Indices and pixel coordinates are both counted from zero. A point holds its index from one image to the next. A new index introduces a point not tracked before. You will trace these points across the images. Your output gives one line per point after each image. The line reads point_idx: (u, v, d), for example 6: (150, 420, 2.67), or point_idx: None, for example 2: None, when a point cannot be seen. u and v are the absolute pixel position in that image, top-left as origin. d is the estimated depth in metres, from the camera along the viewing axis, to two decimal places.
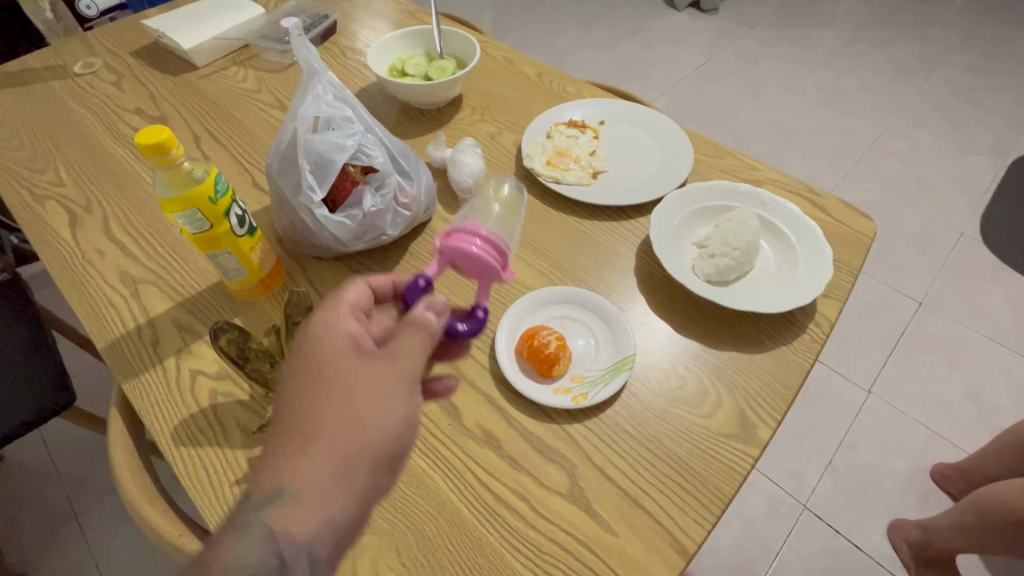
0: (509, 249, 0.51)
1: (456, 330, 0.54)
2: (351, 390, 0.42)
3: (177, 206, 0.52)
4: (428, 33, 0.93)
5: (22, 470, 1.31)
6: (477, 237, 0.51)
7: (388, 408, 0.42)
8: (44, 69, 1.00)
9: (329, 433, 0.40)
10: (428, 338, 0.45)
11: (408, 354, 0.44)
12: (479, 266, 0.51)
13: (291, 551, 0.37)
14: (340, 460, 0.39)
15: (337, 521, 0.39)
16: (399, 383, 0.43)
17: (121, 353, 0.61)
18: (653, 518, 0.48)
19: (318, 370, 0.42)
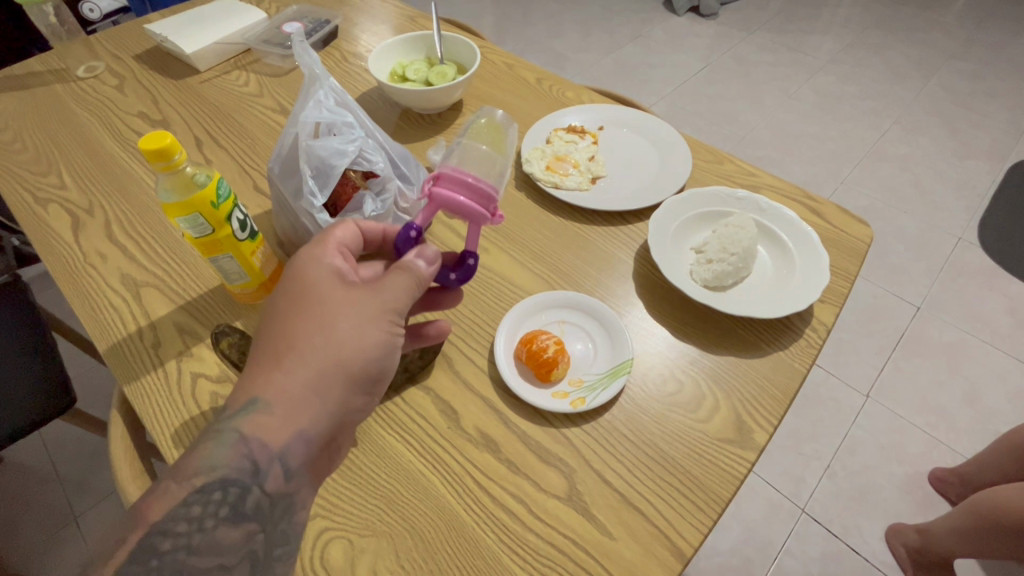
0: (498, 196, 0.49)
1: (447, 279, 0.52)
2: (329, 317, 0.43)
3: (180, 210, 0.52)
4: (429, 39, 0.94)
5: (22, 471, 1.31)
6: (463, 182, 0.49)
7: (364, 337, 0.43)
8: (47, 72, 1.01)
9: (304, 356, 0.42)
10: (414, 279, 0.46)
11: (389, 290, 0.45)
12: (467, 215, 0.49)
13: (262, 456, 0.41)
14: (313, 381, 0.42)
15: (309, 434, 0.42)
16: (376, 314, 0.44)
17: (123, 355, 0.62)
18: (650, 521, 0.49)
19: (298, 296, 0.44)
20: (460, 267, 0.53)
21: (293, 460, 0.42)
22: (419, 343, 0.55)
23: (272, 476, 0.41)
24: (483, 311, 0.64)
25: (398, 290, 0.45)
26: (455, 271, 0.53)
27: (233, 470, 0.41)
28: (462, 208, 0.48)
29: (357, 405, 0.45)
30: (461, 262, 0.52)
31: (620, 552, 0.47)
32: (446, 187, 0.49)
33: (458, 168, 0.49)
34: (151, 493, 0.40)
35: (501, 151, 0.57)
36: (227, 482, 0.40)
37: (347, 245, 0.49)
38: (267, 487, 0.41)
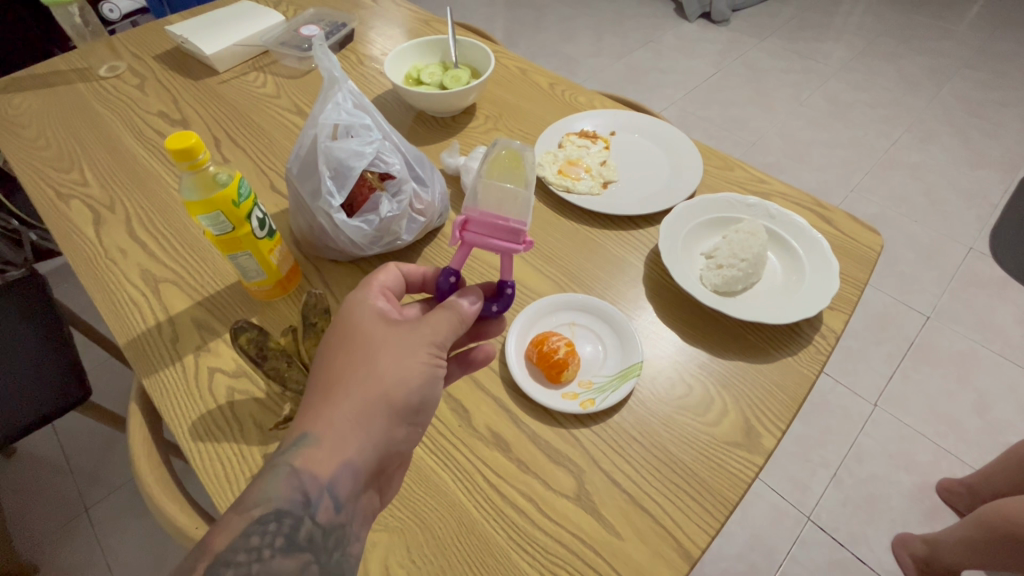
0: (528, 228, 0.47)
1: (490, 312, 0.52)
2: (373, 352, 0.44)
3: (202, 208, 0.54)
4: (444, 43, 0.95)
5: (36, 462, 1.34)
6: (491, 223, 0.47)
7: (406, 369, 0.44)
8: (70, 71, 1.03)
9: (350, 389, 0.43)
10: (456, 315, 0.46)
11: (430, 324, 0.46)
12: (503, 253, 0.48)
13: (312, 487, 0.41)
14: (359, 414, 0.42)
15: (356, 465, 0.42)
16: (417, 346, 0.45)
17: (142, 349, 0.63)
18: (656, 521, 0.50)
19: (345, 336, 0.46)
20: (500, 297, 0.52)
21: (343, 492, 0.42)
22: (469, 369, 0.55)
23: (323, 508, 0.41)
24: None
25: (438, 324, 0.46)
26: (496, 303, 0.52)
27: (287, 501, 0.41)
28: (495, 249, 0.48)
29: (402, 437, 0.45)
30: (500, 294, 0.51)
31: (627, 552, 0.48)
32: (477, 232, 0.48)
33: (486, 213, 0.47)
34: (214, 527, 0.40)
35: (519, 161, 0.50)
36: (282, 512, 0.40)
37: (390, 289, 0.52)
38: (318, 518, 0.41)
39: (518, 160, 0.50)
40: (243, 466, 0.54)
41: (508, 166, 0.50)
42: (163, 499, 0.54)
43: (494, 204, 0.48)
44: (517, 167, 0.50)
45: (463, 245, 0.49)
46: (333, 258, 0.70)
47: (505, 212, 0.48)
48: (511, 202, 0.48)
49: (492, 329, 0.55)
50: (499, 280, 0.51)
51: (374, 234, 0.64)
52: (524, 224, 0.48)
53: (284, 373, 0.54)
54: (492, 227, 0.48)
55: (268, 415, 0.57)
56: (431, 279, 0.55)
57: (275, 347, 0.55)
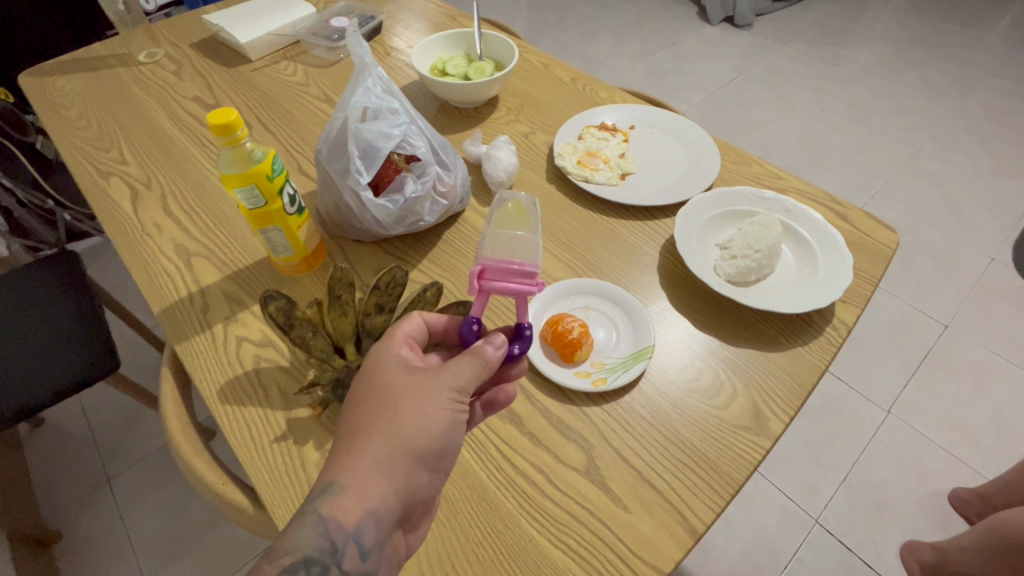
0: (540, 269, 0.49)
1: (512, 354, 0.51)
2: (396, 401, 0.45)
3: (238, 181, 0.56)
4: (469, 36, 0.97)
5: (61, 434, 1.39)
6: (504, 269, 0.49)
7: (428, 417, 0.45)
8: (112, 57, 1.08)
9: (374, 439, 0.44)
10: (479, 361, 0.47)
11: (451, 370, 0.46)
12: (518, 297, 0.50)
13: (340, 536, 0.41)
14: (382, 462, 0.43)
15: (381, 513, 0.43)
16: (439, 394, 0.46)
17: (175, 316, 0.66)
18: (662, 496, 0.51)
19: (369, 386, 0.47)
20: (521, 338, 0.52)
21: (368, 540, 0.42)
22: (492, 412, 0.54)
23: (350, 556, 0.41)
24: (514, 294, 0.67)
25: (460, 370, 0.46)
26: (517, 343, 0.52)
27: (315, 548, 0.41)
28: (510, 292, 0.49)
29: (425, 483, 0.45)
30: (520, 334, 0.51)
31: (634, 525, 0.49)
32: (492, 278, 0.49)
33: (499, 260, 0.49)
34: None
35: (525, 205, 0.53)
36: (310, 561, 0.40)
37: (414, 336, 0.52)
38: (345, 567, 0.41)
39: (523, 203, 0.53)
40: (266, 429, 0.56)
41: (515, 214, 0.52)
42: (193, 459, 0.57)
43: (505, 252, 0.50)
44: (523, 215, 0.53)
45: (480, 293, 0.51)
46: (357, 238, 0.72)
47: (517, 256, 0.50)
48: (522, 248, 0.50)
49: (515, 371, 0.53)
50: (518, 322, 0.52)
51: (399, 214, 0.66)
52: (534, 265, 0.49)
53: (310, 341, 0.57)
54: (506, 273, 0.49)
55: (292, 382, 0.60)
56: (452, 329, 0.54)
57: (302, 317, 0.57)
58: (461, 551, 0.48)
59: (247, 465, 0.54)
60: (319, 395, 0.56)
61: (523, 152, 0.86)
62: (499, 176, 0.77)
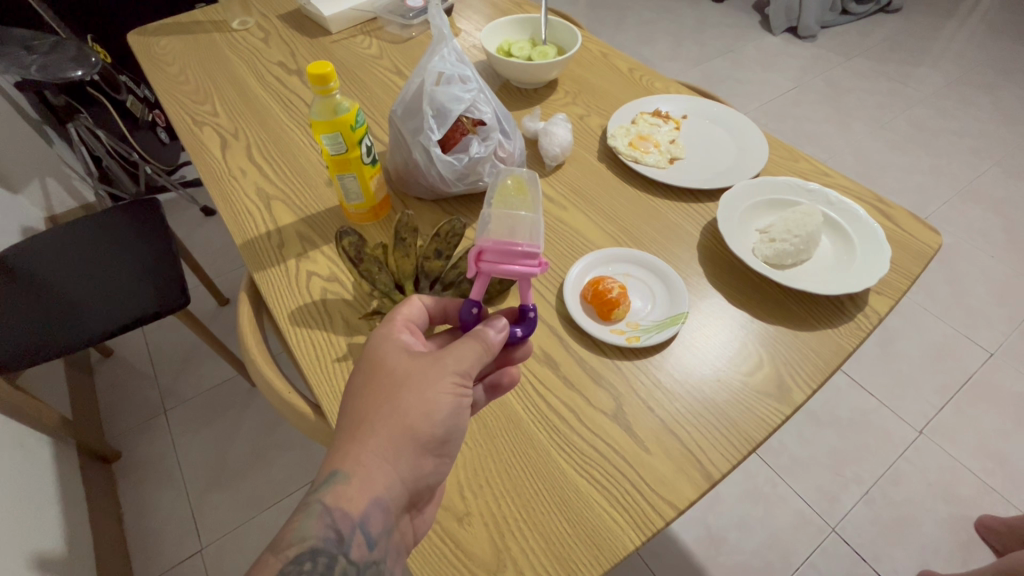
0: (541, 249, 0.48)
1: (515, 337, 0.53)
2: (401, 387, 0.47)
3: (326, 128, 0.63)
4: (536, 22, 1.03)
5: (126, 366, 1.52)
6: (509, 250, 0.49)
7: (432, 401, 0.46)
8: (209, 23, 1.18)
9: (379, 424, 0.46)
10: (481, 346, 0.48)
11: (454, 356, 0.48)
12: (521, 278, 0.50)
13: (345, 526, 0.43)
14: (388, 449, 0.45)
15: (386, 499, 0.45)
16: (441, 379, 0.47)
17: (254, 249, 0.74)
18: (683, 445, 0.55)
19: (374, 371, 0.48)
20: (524, 321, 0.54)
21: (374, 528, 0.44)
22: (495, 394, 0.57)
23: (355, 545, 0.44)
24: (557, 257, 0.72)
25: (462, 355, 0.48)
26: (520, 326, 0.53)
27: (320, 539, 0.43)
28: (512, 274, 0.49)
29: (429, 468, 0.47)
30: (524, 317, 0.53)
31: (654, 466, 0.54)
32: (493, 261, 0.49)
33: (499, 241, 0.48)
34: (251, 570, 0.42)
35: (526, 196, 0.53)
36: (316, 552, 0.42)
37: (414, 322, 0.54)
38: (352, 557, 0.43)
39: (523, 191, 0.53)
40: (330, 350, 0.63)
41: (517, 202, 0.52)
42: (265, 370, 0.65)
43: (507, 234, 0.50)
44: (522, 195, 0.53)
45: (480, 276, 0.51)
46: (418, 196, 0.79)
47: (518, 238, 0.49)
48: (523, 230, 0.50)
49: (519, 354, 0.55)
50: (521, 305, 0.53)
51: (462, 172, 0.72)
52: (537, 246, 0.49)
53: (375, 276, 0.64)
54: (507, 254, 0.49)
55: (354, 312, 0.67)
56: (452, 313, 0.57)
57: (370, 254, 0.65)
58: (495, 469, 0.54)
59: (312, 377, 0.61)
60: None
61: (578, 132, 0.90)
62: (554, 151, 0.82)
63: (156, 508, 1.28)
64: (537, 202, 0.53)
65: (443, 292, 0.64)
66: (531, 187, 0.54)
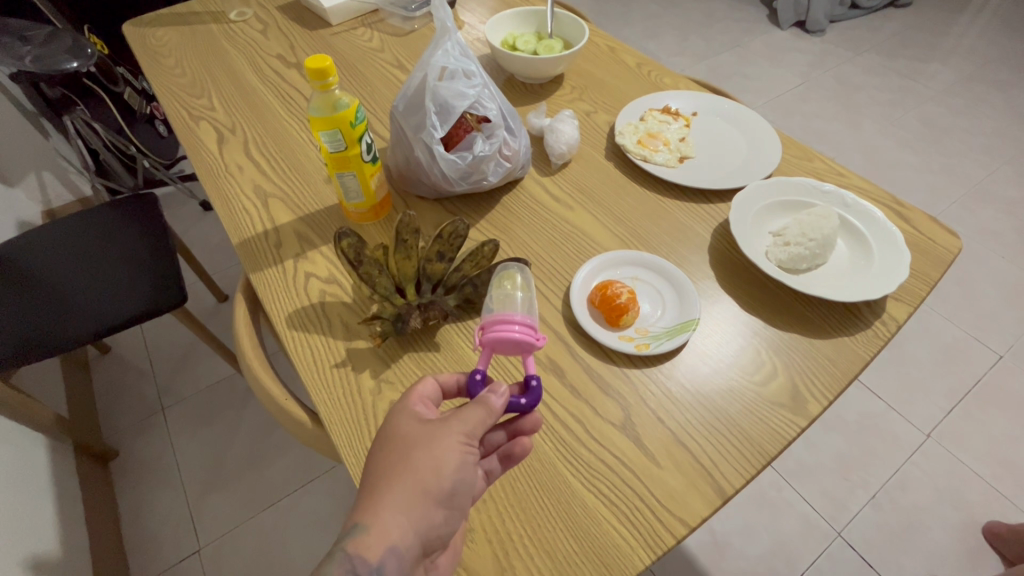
0: (536, 321, 0.50)
1: (520, 406, 0.50)
2: (409, 448, 0.45)
3: (324, 125, 0.61)
4: (542, 14, 1.00)
5: (124, 363, 1.50)
6: (510, 321, 0.50)
7: (439, 459, 0.44)
8: (206, 14, 1.16)
9: (387, 482, 0.44)
10: (486, 406, 0.46)
11: (459, 416, 0.46)
12: (520, 346, 0.50)
13: (364, 570, 0.41)
14: (399, 502, 0.43)
15: (401, 548, 0.42)
16: (446, 438, 0.45)
17: (251, 249, 0.72)
18: (693, 458, 0.53)
19: (383, 436, 0.47)
20: (529, 391, 0.50)
21: (392, 574, 0.42)
22: (510, 464, 0.51)
23: None
24: (564, 259, 0.70)
25: (468, 416, 0.46)
26: (524, 396, 0.50)
27: None
28: (511, 341, 0.49)
29: (441, 520, 0.44)
30: (527, 387, 0.50)
31: (664, 480, 0.52)
32: (490, 330, 0.50)
33: (498, 313, 0.50)
34: None
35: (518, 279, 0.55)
36: None
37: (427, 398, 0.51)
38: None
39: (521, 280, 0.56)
40: (328, 355, 0.61)
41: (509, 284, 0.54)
42: (262, 378, 0.63)
43: (502, 308, 0.51)
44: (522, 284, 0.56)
45: (483, 347, 0.51)
46: (420, 195, 0.77)
47: (516, 312, 0.51)
48: (520, 307, 0.52)
49: (528, 425, 0.51)
50: (524, 375, 0.52)
51: (465, 170, 0.70)
52: (538, 323, 0.51)
53: (375, 279, 0.61)
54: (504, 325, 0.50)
55: (354, 317, 0.65)
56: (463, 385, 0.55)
57: (370, 256, 0.62)
58: (499, 483, 0.52)
59: (309, 383, 0.59)
60: (379, 328, 0.60)
61: (585, 129, 0.88)
62: (560, 149, 0.79)
63: (154, 509, 1.26)
64: (529, 288, 0.56)
65: (445, 296, 0.63)
66: (524, 278, 0.57)
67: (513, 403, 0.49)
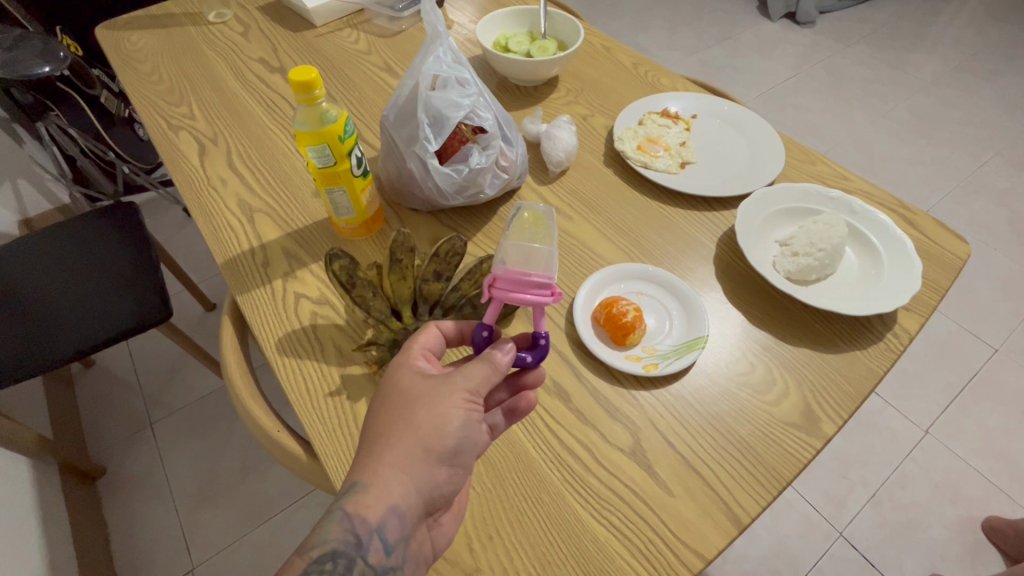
0: (555, 279, 0.48)
1: (524, 362, 0.50)
2: (410, 403, 0.44)
3: (311, 139, 0.58)
4: (534, 14, 0.96)
5: (109, 376, 1.46)
6: (526, 280, 0.48)
7: (441, 416, 0.44)
8: (183, 15, 1.11)
9: (390, 438, 0.43)
10: (490, 366, 0.46)
11: (463, 372, 0.46)
12: (533, 308, 0.49)
13: (363, 531, 0.41)
14: (401, 459, 0.42)
15: (403, 508, 0.42)
16: (450, 395, 0.45)
17: (237, 268, 0.69)
18: (707, 485, 0.51)
19: (383, 391, 0.46)
20: (535, 348, 0.51)
21: (392, 534, 0.42)
22: (515, 419, 0.52)
23: (374, 550, 0.41)
24: (565, 274, 0.67)
25: (471, 372, 0.46)
26: (530, 352, 0.51)
27: (341, 542, 0.40)
28: (523, 302, 0.48)
29: (444, 479, 0.44)
30: (534, 344, 0.51)
31: (678, 509, 0.50)
32: (505, 288, 0.48)
33: (514, 271, 0.48)
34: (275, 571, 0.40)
35: (542, 228, 0.52)
36: (336, 553, 0.40)
37: (430, 351, 0.50)
38: (370, 560, 0.41)
39: (539, 225, 0.52)
40: (321, 382, 0.58)
41: (531, 234, 0.51)
42: (252, 405, 0.60)
43: (521, 264, 0.49)
44: (540, 227, 0.52)
45: (493, 302, 0.50)
46: (414, 207, 0.74)
47: (532, 268, 0.49)
48: (538, 261, 0.49)
49: (531, 378, 0.52)
50: (532, 332, 0.51)
51: (461, 183, 0.67)
52: (554, 277, 0.49)
53: (369, 302, 0.58)
54: (521, 284, 0.48)
55: (348, 341, 0.62)
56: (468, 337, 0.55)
57: (363, 277, 0.59)
58: (505, 518, 0.49)
59: (301, 413, 0.56)
60: (375, 354, 0.58)
61: (582, 134, 0.85)
62: (558, 156, 0.76)
63: (145, 526, 1.23)
64: (554, 236, 0.52)
65: (443, 317, 0.60)
66: (547, 217, 0.54)
67: (518, 359, 0.50)
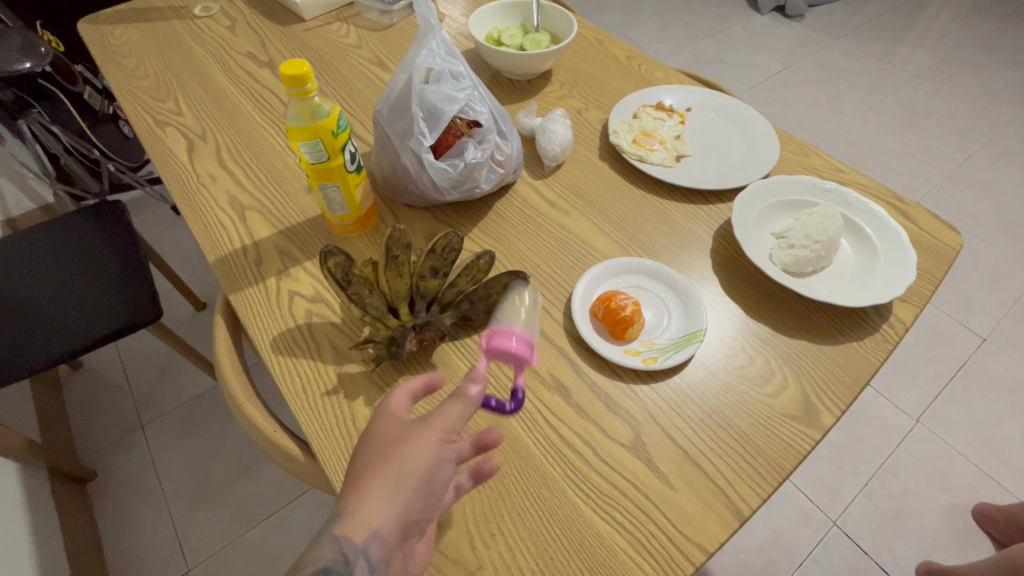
0: (534, 336, 0.52)
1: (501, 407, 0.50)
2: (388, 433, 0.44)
3: (304, 134, 0.57)
4: (527, 6, 0.95)
5: (98, 379, 1.43)
6: (513, 335, 0.52)
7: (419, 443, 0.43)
8: (168, 9, 1.08)
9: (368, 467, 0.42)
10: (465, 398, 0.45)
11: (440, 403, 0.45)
12: (516, 361, 0.51)
13: (351, 550, 0.39)
14: (382, 486, 0.41)
15: (383, 531, 0.40)
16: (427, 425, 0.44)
17: (229, 268, 0.67)
18: (708, 477, 0.51)
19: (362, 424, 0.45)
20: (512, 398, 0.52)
21: (377, 554, 0.40)
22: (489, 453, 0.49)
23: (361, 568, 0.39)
24: (563, 269, 0.67)
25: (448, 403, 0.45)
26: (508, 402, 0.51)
27: (332, 560, 0.39)
28: (509, 355, 0.51)
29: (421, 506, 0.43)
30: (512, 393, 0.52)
31: (678, 502, 0.50)
32: (491, 339, 0.52)
33: (501, 325, 0.52)
34: None
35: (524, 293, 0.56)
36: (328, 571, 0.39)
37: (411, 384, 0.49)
38: None
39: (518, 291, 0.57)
40: (318, 381, 0.57)
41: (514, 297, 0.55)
42: (248, 407, 0.59)
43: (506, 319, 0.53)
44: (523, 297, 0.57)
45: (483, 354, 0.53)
46: (409, 203, 0.73)
47: (515, 324, 0.53)
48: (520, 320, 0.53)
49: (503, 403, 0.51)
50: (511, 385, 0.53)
51: (457, 178, 0.66)
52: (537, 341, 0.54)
53: (365, 299, 0.57)
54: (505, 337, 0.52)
55: (344, 339, 0.61)
56: None
57: (358, 274, 0.58)
58: (507, 515, 0.49)
59: (299, 413, 0.55)
60: (372, 351, 0.57)
61: (576, 128, 0.84)
62: (553, 150, 0.76)
63: (138, 530, 1.22)
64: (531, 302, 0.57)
65: (440, 313, 0.60)
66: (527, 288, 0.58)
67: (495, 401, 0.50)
